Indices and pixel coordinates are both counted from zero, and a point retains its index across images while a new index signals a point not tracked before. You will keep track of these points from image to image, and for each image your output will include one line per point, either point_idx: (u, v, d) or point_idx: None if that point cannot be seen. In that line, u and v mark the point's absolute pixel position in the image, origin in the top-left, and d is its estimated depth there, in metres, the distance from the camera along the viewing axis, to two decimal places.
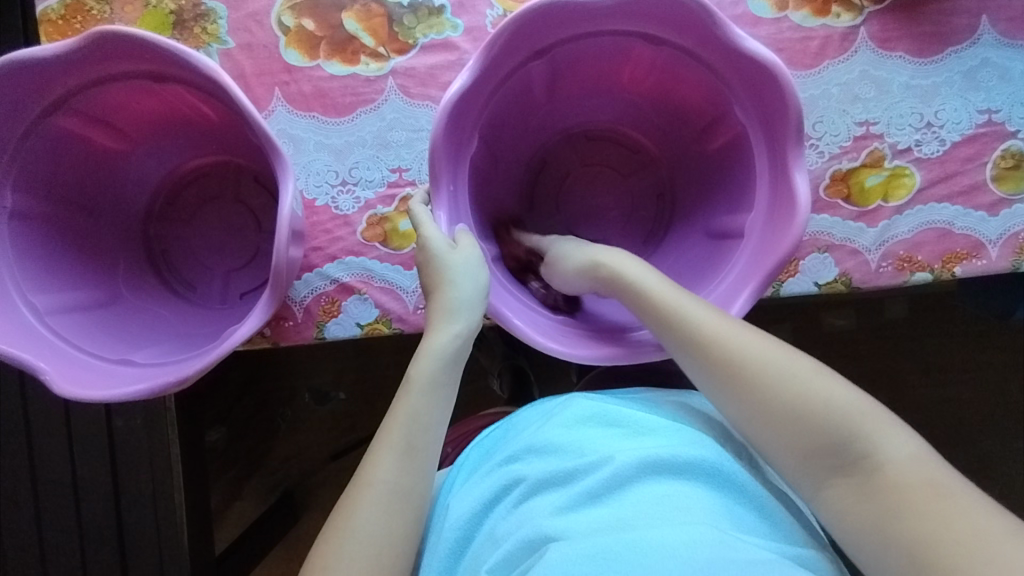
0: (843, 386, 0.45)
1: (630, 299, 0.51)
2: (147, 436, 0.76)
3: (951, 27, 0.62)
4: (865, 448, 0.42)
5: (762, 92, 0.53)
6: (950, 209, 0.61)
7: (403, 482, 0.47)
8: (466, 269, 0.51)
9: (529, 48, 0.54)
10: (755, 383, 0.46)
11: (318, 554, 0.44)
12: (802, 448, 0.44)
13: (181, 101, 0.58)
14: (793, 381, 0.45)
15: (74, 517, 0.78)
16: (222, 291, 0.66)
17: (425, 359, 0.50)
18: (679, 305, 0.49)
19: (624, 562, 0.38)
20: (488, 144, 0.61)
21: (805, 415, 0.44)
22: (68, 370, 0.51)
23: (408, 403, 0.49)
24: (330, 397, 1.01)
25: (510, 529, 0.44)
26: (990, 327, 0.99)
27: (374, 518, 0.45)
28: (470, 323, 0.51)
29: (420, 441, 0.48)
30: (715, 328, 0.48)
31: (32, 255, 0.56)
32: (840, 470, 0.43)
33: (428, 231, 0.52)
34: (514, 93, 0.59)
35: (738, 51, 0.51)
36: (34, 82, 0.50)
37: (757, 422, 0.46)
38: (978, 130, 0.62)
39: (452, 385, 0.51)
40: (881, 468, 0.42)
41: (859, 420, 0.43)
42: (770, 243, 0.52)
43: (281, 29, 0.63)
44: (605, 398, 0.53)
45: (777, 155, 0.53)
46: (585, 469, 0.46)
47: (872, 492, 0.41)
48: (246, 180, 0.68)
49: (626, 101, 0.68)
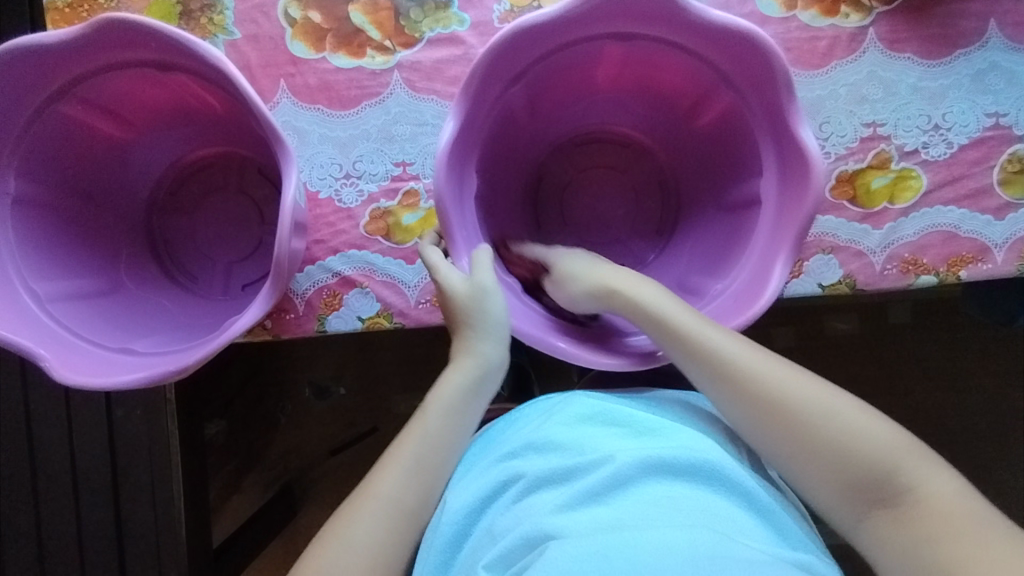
0: (880, 422, 0.45)
1: (649, 325, 0.51)
2: (146, 427, 0.76)
3: (960, 29, 0.61)
4: (909, 481, 0.43)
5: (765, 92, 0.53)
6: (956, 212, 0.61)
7: (405, 497, 0.48)
8: (481, 306, 0.53)
9: (543, 46, 0.54)
10: (785, 413, 0.46)
11: (312, 554, 0.46)
12: (833, 475, 0.44)
13: (186, 90, 0.58)
14: (825, 413, 0.46)
15: (73, 508, 0.78)
16: (224, 283, 0.66)
17: (447, 384, 0.53)
18: (702, 333, 0.49)
19: (623, 561, 0.38)
20: (490, 147, 0.61)
21: (835, 444, 0.45)
22: (69, 357, 0.51)
23: (421, 427, 0.51)
24: (330, 392, 1.01)
25: (509, 526, 0.44)
26: (992, 333, 0.99)
27: (375, 525, 0.46)
28: (495, 352, 0.55)
29: (429, 464, 0.50)
30: (750, 364, 0.48)
31: (34, 242, 0.56)
32: (883, 503, 0.43)
33: (444, 271, 0.54)
34: (501, 118, 0.59)
35: (746, 48, 0.51)
36: (40, 68, 0.50)
37: (797, 458, 0.46)
38: (985, 134, 0.61)
39: (467, 415, 0.53)
40: (925, 500, 0.42)
41: (896, 453, 0.44)
42: (789, 204, 0.53)
43: (287, 20, 0.63)
44: (607, 397, 0.53)
45: (774, 117, 0.53)
46: (585, 467, 0.45)
47: (914, 523, 0.42)
48: (250, 172, 0.68)
49: (632, 102, 0.67)
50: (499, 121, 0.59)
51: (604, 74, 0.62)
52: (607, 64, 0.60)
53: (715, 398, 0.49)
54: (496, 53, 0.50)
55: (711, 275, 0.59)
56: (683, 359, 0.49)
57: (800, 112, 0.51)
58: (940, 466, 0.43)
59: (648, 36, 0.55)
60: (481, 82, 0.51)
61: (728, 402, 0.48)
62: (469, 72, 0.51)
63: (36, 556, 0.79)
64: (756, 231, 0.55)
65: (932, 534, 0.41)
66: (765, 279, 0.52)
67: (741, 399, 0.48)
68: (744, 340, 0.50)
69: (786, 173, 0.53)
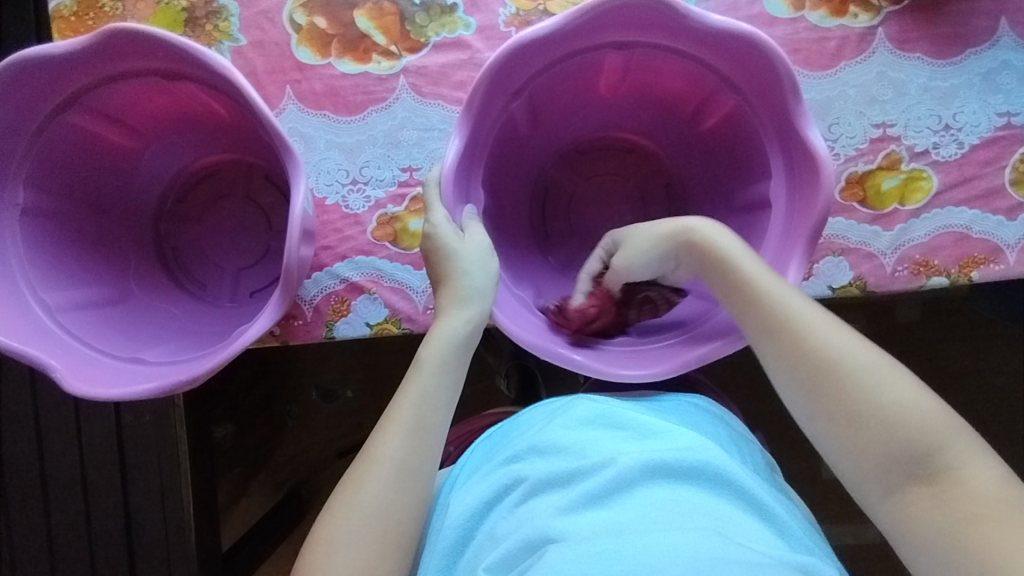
0: (932, 402, 0.44)
1: (719, 280, 0.51)
2: (155, 433, 0.76)
3: (971, 29, 0.61)
4: (951, 462, 0.42)
5: (773, 101, 0.53)
6: (968, 213, 0.60)
7: (409, 460, 0.46)
8: (475, 257, 0.51)
9: (552, 53, 0.54)
10: (838, 379, 0.45)
11: (320, 528, 0.44)
12: (870, 445, 0.44)
13: (193, 98, 0.58)
14: (878, 382, 0.45)
15: (83, 514, 0.78)
16: (233, 289, 0.66)
17: (435, 342, 0.50)
18: (769, 289, 0.48)
19: (628, 564, 0.37)
20: (495, 155, 0.60)
21: (883, 416, 0.44)
22: (79, 367, 0.51)
23: (416, 384, 0.49)
24: (337, 395, 1.01)
25: (510, 529, 0.43)
26: (1002, 333, 0.98)
27: (380, 492, 0.45)
28: (481, 311, 0.51)
29: (428, 421, 0.48)
30: (809, 323, 0.47)
31: (44, 252, 0.56)
32: (918, 480, 0.42)
33: (438, 220, 0.51)
34: (502, 135, 0.59)
35: (754, 53, 0.50)
36: (47, 79, 0.50)
37: (836, 423, 0.45)
38: (997, 134, 0.61)
39: (462, 370, 0.51)
40: (966, 483, 0.41)
41: (942, 431, 0.43)
42: (802, 205, 0.52)
43: (293, 27, 0.63)
44: (611, 401, 0.52)
45: (780, 118, 0.53)
46: (588, 471, 0.45)
47: (949, 504, 0.41)
48: (258, 179, 0.68)
49: (639, 109, 0.67)
50: (506, 128, 0.58)
51: (606, 84, 0.62)
52: (608, 74, 0.60)
53: (767, 356, 0.49)
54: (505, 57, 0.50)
55: None
56: (741, 314, 0.49)
57: (809, 120, 0.50)
58: (984, 456, 0.43)
59: (658, 46, 0.55)
60: (489, 88, 0.51)
61: (777, 361, 0.48)
62: (471, 88, 0.51)
63: (48, 562, 0.79)
64: (766, 241, 0.55)
65: (966, 518, 0.40)
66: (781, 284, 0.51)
67: (796, 359, 0.47)
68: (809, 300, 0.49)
69: (798, 181, 0.53)
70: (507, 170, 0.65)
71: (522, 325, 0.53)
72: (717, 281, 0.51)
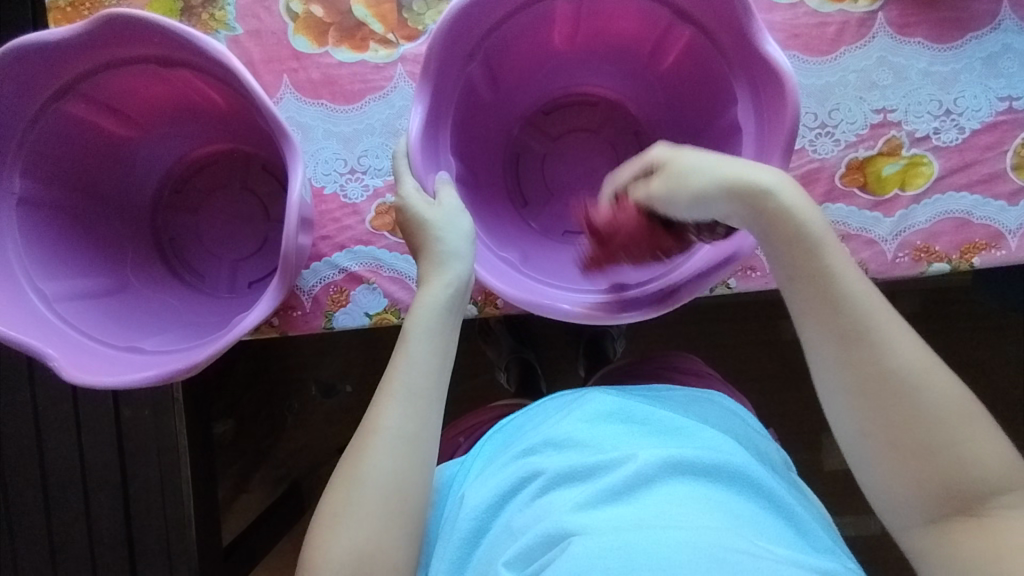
0: (997, 442, 0.44)
1: (789, 265, 0.48)
2: (155, 426, 0.76)
3: (971, 12, 0.61)
4: (1001, 497, 0.43)
5: (738, 51, 0.52)
6: (969, 198, 0.60)
7: (408, 430, 0.46)
8: (449, 219, 0.50)
9: (502, 7, 0.54)
10: (911, 396, 0.44)
11: (327, 503, 0.45)
12: (928, 470, 0.44)
13: (189, 86, 0.58)
14: (950, 407, 0.44)
15: (83, 508, 0.78)
16: (231, 280, 0.66)
17: (420, 310, 0.50)
18: (850, 291, 0.46)
19: (649, 564, 0.37)
20: (462, 120, 0.60)
21: (950, 445, 0.43)
22: (77, 357, 0.51)
23: (407, 353, 0.48)
24: (337, 390, 1.01)
25: (528, 522, 0.43)
26: (1004, 323, 0.98)
27: (378, 464, 0.45)
28: (463, 271, 0.50)
29: (421, 389, 0.47)
30: (885, 332, 0.45)
31: (41, 242, 0.56)
32: (963, 512, 0.43)
33: (408, 187, 0.51)
34: (466, 99, 0.59)
35: (768, 72, 0.50)
36: (43, 66, 0.50)
37: (894, 442, 0.44)
38: (998, 118, 0.60)
39: (452, 334, 0.50)
40: (1007, 519, 0.43)
41: (1006, 473, 0.43)
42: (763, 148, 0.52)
43: (289, 15, 0.62)
44: (626, 395, 0.52)
45: (747, 72, 0.53)
46: (607, 466, 0.44)
47: (990, 536, 0.42)
48: (255, 169, 0.68)
49: (601, 63, 0.67)
50: (467, 91, 0.58)
51: (559, 37, 0.62)
52: (561, 25, 0.60)
53: (833, 361, 0.46)
54: (460, 11, 0.50)
55: None
56: (808, 310, 0.47)
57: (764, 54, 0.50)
58: None
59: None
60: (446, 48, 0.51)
61: (846, 370, 0.46)
62: (427, 49, 0.51)
63: (48, 556, 0.79)
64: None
65: (999, 554, 0.42)
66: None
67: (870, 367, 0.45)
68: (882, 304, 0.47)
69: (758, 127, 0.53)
70: (476, 127, 0.64)
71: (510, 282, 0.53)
72: (778, 252, 0.48)
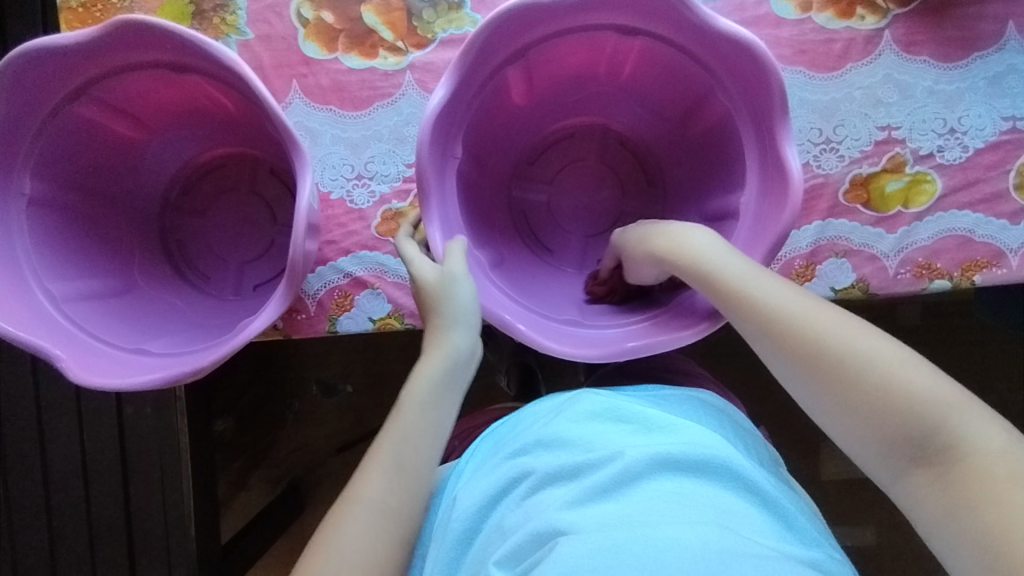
0: (928, 376, 0.43)
1: (693, 279, 0.50)
2: (156, 423, 0.76)
3: (977, 32, 0.61)
4: (951, 438, 0.41)
5: (743, 77, 0.52)
6: (971, 216, 0.60)
7: (390, 502, 0.47)
8: (454, 284, 0.51)
9: (515, 43, 0.53)
10: (830, 365, 0.44)
11: (303, 565, 0.45)
12: (873, 430, 0.43)
13: (200, 91, 0.58)
14: (869, 358, 0.44)
15: (83, 505, 0.79)
16: (236, 283, 0.67)
17: (417, 382, 0.51)
18: (747, 285, 0.47)
19: (636, 560, 0.37)
20: (473, 144, 0.61)
21: (880, 400, 0.43)
22: (83, 356, 0.51)
23: (398, 427, 0.50)
24: (338, 390, 1.02)
25: (518, 522, 0.43)
26: (1003, 338, 0.98)
27: (361, 530, 0.45)
28: (461, 344, 0.52)
29: (409, 463, 0.48)
30: (789, 312, 0.47)
31: (49, 241, 0.56)
32: (922, 460, 0.41)
33: (415, 262, 0.54)
34: (476, 126, 0.59)
35: (747, 61, 0.50)
36: (55, 70, 0.50)
37: (834, 411, 0.45)
38: (1001, 138, 0.61)
39: (448, 407, 0.51)
40: (968, 459, 0.40)
41: (942, 408, 0.41)
42: (768, 182, 0.52)
43: (300, 21, 0.63)
44: (616, 395, 0.52)
45: (743, 86, 0.52)
46: (593, 464, 0.44)
47: (953, 481, 0.40)
48: (263, 172, 0.68)
49: (572, 94, 0.68)
50: (475, 121, 0.58)
51: (518, 95, 0.63)
52: (516, 87, 0.61)
53: (763, 348, 0.48)
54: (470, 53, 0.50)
55: None
56: (727, 307, 0.49)
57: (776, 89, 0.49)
58: (989, 421, 0.41)
59: (567, 32, 0.55)
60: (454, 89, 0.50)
61: (771, 351, 0.47)
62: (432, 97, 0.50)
63: (47, 551, 0.79)
64: (738, 226, 0.54)
65: (970, 497, 0.39)
66: (783, 167, 0.49)
67: (786, 350, 0.46)
68: (790, 289, 0.48)
69: (766, 158, 0.52)
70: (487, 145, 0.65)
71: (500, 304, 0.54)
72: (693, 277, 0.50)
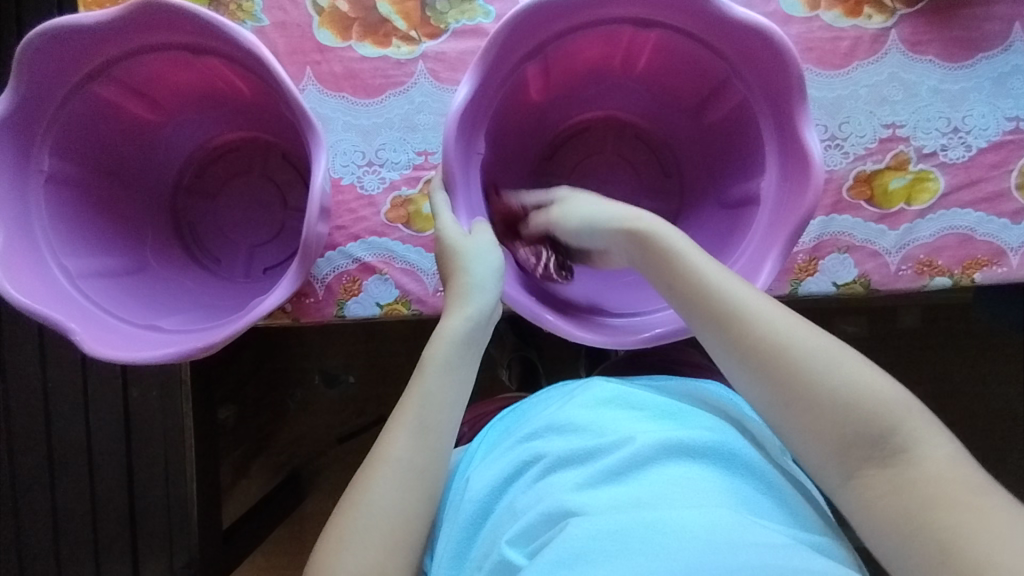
0: (884, 380, 0.43)
1: (658, 277, 0.51)
2: (162, 402, 0.79)
3: (982, 33, 0.62)
4: (905, 443, 0.41)
5: (762, 69, 0.53)
6: (972, 215, 0.61)
7: (416, 461, 0.47)
8: (479, 254, 0.52)
9: (535, 37, 0.54)
10: (787, 365, 0.45)
11: (331, 531, 0.45)
12: (824, 427, 0.43)
13: (216, 74, 0.59)
14: (825, 359, 0.44)
15: (88, 485, 0.79)
16: (246, 265, 0.68)
17: (440, 342, 0.51)
18: (710, 278, 0.49)
19: (645, 541, 0.38)
20: (493, 142, 0.62)
21: (836, 400, 0.43)
22: (98, 332, 0.52)
23: (422, 386, 0.49)
24: (340, 379, 1.03)
25: (530, 503, 0.44)
26: (1002, 342, 0.99)
27: (388, 493, 0.45)
28: (483, 307, 0.52)
29: (434, 422, 0.48)
30: (752, 313, 0.47)
31: (64, 219, 0.57)
32: (875, 462, 0.41)
33: (443, 220, 0.53)
34: (495, 124, 0.61)
35: (761, 45, 0.52)
36: (75, 48, 0.51)
37: (792, 410, 0.44)
38: (1005, 138, 0.62)
39: (469, 368, 0.51)
40: (920, 464, 0.40)
41: (897, 412, 0.42)
42: (791, 179, 0.53)
43: (315, 9, 0.64)
44: (627, 383, 0.53)
45: (763, 77, 0.54)
46: (604, 448, 0.45)
47: (906, 485, 0.40)
48: (275, 158, 0.69)
49: (588, 90, 0.69)
50: (496, 118, 0.60)
51: (535, 91, 0.64)
52: (534, 83, 0.62)
53: (715, 347, 0.48)
54: (494, 44, 0.51)
55: (724, 247, 0.59)
56: (686, 306, 0.49)
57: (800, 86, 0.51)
58: (938, 434, 0.42)
59: (587, 27, 0.56)
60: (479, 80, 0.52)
61: (727, 351, 0.47)
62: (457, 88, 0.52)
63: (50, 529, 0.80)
64: (753, 227, 0.56)
65: (921, 503, 0.39)
66: (805, 152, 0.51)
67: (744, 350, 0.46)
68: (755, 292, 0.49)
69: (788, 154, 0.54)
70: (507, 140, 0.66)
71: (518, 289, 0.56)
72: (653, 271, 0.51)
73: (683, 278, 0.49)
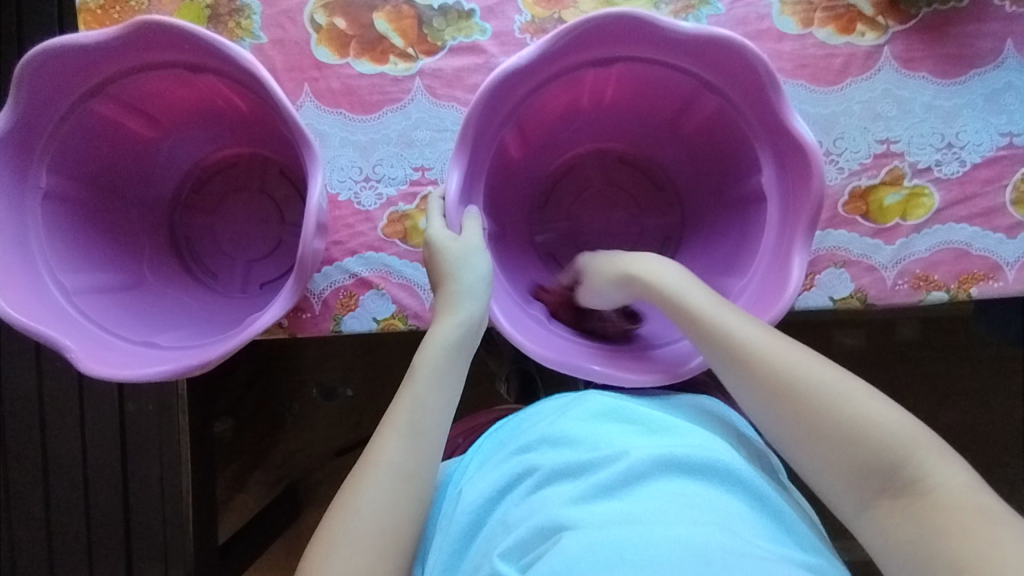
0: (896, 413, 0.43)
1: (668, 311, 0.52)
2: (158, 421, 0.77)
3: (975, 50, 0.62)
4: (917, 471, 0.41)
5: (755, 97, 0.54)
6: (968, 230, 0.61)
7: (407, 465, 0.47)
8: (469, 255, 0.52)
9: (531, 80, 0.55)
10: (795, 397, 0.45)
11: (319, 540, 0.44)
12: (839, 462, 0.43)
13: (214, 91, 0.60)
14: (836, 393, 0.44)
15: (83, 500, 0.79)
16: (243, 280, 0.68)
17: (430, 347, 0.51)
18: (718, 318, 0.49)
19: (636, 556, 0.37)
20: (495, 173, 0.63)
21: (846, 433, 0.43)
22: (93, 348, 0.52)
23: (412, 391, 0.49)
24: (338, 393, 1.02)
25: (523, 516, 0.44)
26: (1002, 354, 0.99)
27: (378, 497, 0.45)
28: (474, 312, 0.52)
29: (423, 427, 0.48)
30: (759, 346, 0.48)
31: (61, 235, 0.57)
32: (890, 491, 0.41)
33: (433, 227, 0.54)
34: (498, 156, 0.61)
35: (747, 73, 0.52)
36: (74, 68, 0.51)
37: (803, 442, 0.45)
38: (999, 153, 0.62)
39: (458, 374, 0.51)
40: (932, 492, 0.40)
41: (906, 441, 0.42)
42: (793, 203, 0.54)
43: (313, 26, 0.64)
44: (621, 396, 0.53)
45: (754, 100, 0.54)
46: (599, 462, 0.45)
47: (920, 514, 0.40)
48: (272, 173, 0.69)
49: (589, 123, 0.69)
50: (498, 152, 0.60)
51: (515, 152, 0.65)
52: (535, 119, 0.62)
53: (728, 381, 0.49)
54: (492, 89, 0.52)
55: (733, 270, 0.59)
56: (696, 339, 0.50)
57: (790, 110, 0.52)
58: (951, 460, 0.42)
59: (571, 71, 0.57)
60: (479, 120, 0.53)
61: (737, 384, 0.48)
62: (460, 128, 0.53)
63: (45, 545, 0.80)
64: (757, 255, 0.56)
65: (937, 530, 0.39)
66: (797, 142, 0.52)
67: (752, 384, 0.47)
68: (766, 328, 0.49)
69: (790, 172, 0.54)
70: (513, 164, 0.66)
71: (540, 342, 0.55)
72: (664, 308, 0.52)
73: (691, 312, 0.50)
